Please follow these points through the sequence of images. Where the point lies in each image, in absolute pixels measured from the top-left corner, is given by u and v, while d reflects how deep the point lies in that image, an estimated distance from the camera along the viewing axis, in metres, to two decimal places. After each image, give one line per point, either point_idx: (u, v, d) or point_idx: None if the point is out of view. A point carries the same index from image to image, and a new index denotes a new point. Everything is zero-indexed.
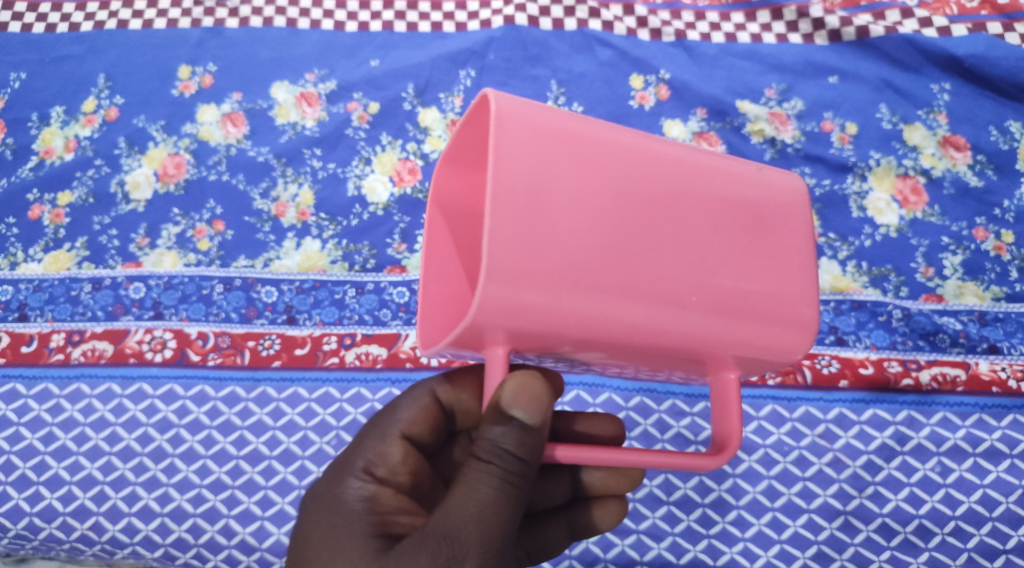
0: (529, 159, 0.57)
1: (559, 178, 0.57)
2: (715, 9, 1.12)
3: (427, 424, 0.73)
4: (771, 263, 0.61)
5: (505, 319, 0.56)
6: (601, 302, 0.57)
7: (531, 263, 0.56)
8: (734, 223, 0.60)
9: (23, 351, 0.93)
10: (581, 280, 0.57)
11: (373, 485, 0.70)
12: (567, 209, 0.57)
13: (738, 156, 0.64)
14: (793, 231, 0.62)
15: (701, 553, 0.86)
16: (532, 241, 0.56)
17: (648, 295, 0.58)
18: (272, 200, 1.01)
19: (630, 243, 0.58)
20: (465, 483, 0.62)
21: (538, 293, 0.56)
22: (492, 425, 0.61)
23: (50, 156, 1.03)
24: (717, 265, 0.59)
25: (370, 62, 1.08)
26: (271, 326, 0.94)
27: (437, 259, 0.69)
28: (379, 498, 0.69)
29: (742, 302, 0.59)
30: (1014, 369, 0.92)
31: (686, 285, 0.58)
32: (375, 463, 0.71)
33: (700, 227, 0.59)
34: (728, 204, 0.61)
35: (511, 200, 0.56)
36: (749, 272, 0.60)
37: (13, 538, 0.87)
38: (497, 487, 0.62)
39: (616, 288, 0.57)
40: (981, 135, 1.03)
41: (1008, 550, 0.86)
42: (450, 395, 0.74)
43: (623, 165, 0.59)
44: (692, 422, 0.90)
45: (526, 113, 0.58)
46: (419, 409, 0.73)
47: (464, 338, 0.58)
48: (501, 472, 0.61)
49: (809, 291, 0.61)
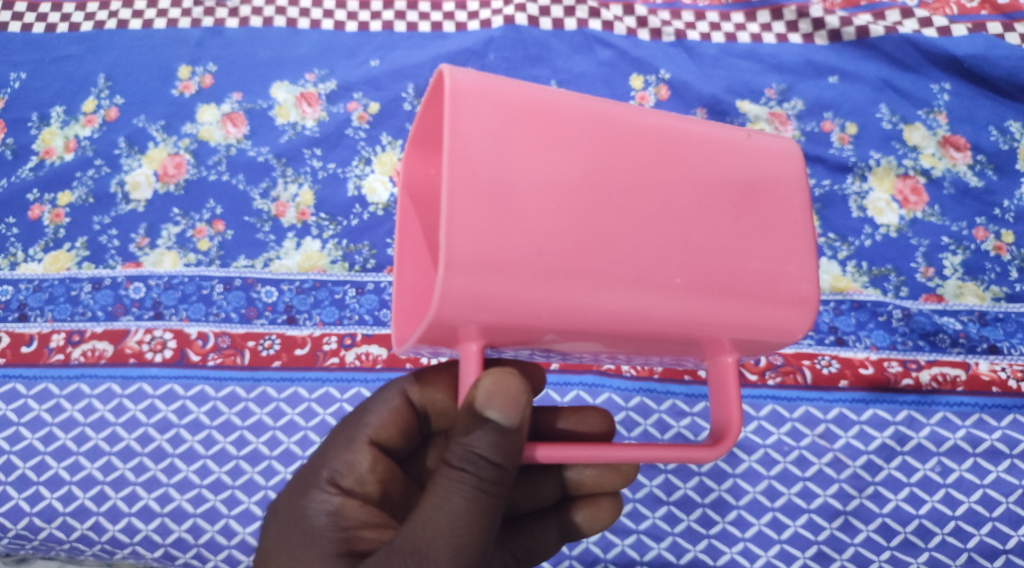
0: (491, 144, 0.57)
1: (523, 162, 0.57)
2: (715, 9, 1.12)
3: (398, 427, 0.73)
4: (760, 240, 0.60)
5: (474, 311, 0.56)
6: (576, 288, 0.57)
7: (495, 252, 0.55)
8: (717, 199, 0.60)
9: (23, 351, 0.93)
10: (552, 266, 0.56)
11: (338, 497, 0.70)
12: (534, 194, 0.57)
13: (721, 126, 0.63)
14: (782, 203, 0.62)
15: (701, 553, 0.86)
16: (497, 229, 0.55)
17: (628, 278, 0.58)
18: (272, 200, 1.01)
19: (603, 226, 0.58)
20: (436, 494, 0.62)
21: (507, 283, 0.56)
22: (465, 430, 0.61)
23: (50, 156, 1.03)
24: (700, 245, 0.59)
25: (370, 62, 1.08)
26: (271, 326, 0.94)
27: (411, 251, 0.69)
28: (344, 510, 0.69)
29: (728, 281, 0.59)
30: (1014, 369, 0.92)
31: (669, 267, 0.58)
32: (341, 473, 0.71)
33: (678, 206, 0.59)
34: (710, 178, 0.61)
35: (473, 188, 0.56)
36: (735, 250, 0.60)
37: (13, 538, 0.86)
38: (469, 496, 0.62)
39: (592, 273, 0.57)
40: (981, 135, 1.03)
41: (1008, 550, 0.86)
42: (421, 396, 0.73)
43: (591, 144, 0.59)
44: (691, 422, 0.90)
45: (485, 95, 0.57)
46: (390, 412, 0.73)
47: (434, 333, 0.58)
48: (474, 479, 0.62)
49: (806, 264, 0.61)
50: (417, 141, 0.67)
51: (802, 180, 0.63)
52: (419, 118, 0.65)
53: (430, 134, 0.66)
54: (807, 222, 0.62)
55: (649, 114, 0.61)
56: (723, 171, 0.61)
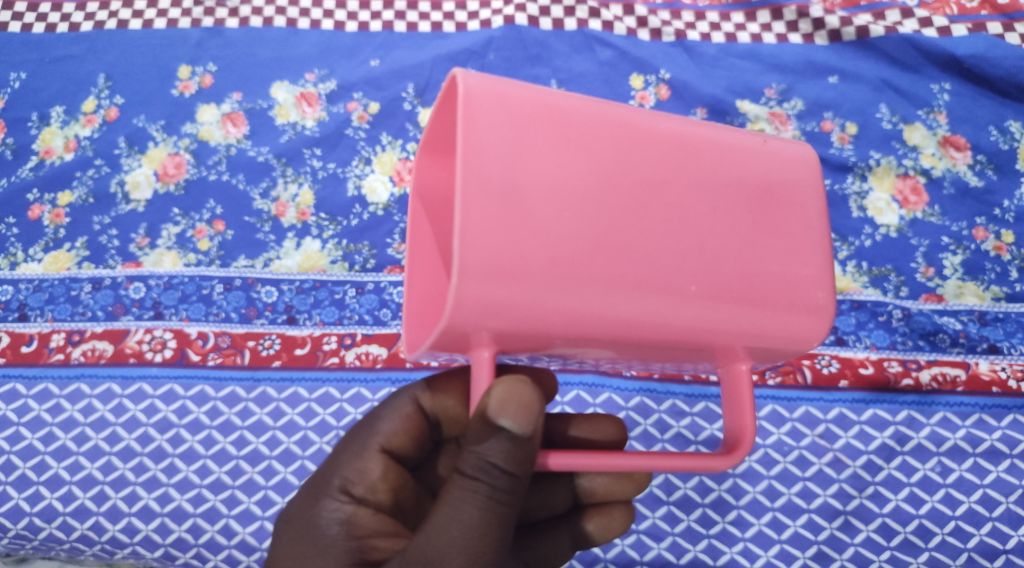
0: (504, 150, 0.57)
1: (536, 167, 0.57)
2: (715, 9, 1.12)
3: (409, 435, 0.73)
4: (774, 246, 0.60)
5: (487, 319, 0.56)
6: (589, 296, 0.57)
7: (509, 259, 0.55)
8: (730, 206, 0.60)
9: (23, 351, 0.93)
10: (565, 273, 0.56)
11: (350, 506, 0.70)
12: (547, 200, 0.57)
13: (734, 131, 0.63)
14: (797, 208, 0.62)
15: (701, 553, 0.86)
16: (510, 235, 0.55)
17: (641, 285, 0.57)
18: (272, 200, 1.01)
19: (617, 232, 0.57)
20: (449, 503, 0.62)
21: (520, 291, 0.56)
22: (479, 438, 0.61)
23: (50, 156, 1.03)
24: (713, 251, 0.59)
25: (370, 61, 1.08)
26: (271, 326, 0.94)
27: (423, 256, 0.69)
28: (356, 519, 0.69)
29: (742, 288, 0.59)
30: (1014, 369, 0.92)
31: (683, 273, 0.58)
32: (353, 481, 0.71)
33: (692, 212, 0.59)
34: (723, 185, 0.61)
35: (487, 194, 0.55)
36: (750, 257, 0.60)
37: (13, 538, 0.86)
38: (482, 505, 0.62)
39: (605, 279, 0.57)
40: (981, 135, 1.03)
41: (1008, 550, 0.86)
42: (433, 403, 0.74)
43: (605, 150, 0.59)
44: (692, 422, 0.90)
45: (498, 101, 0.57)
46: (401, 419, 0.73)
47: (446, 340, 0.58)
48: (487, 489, 0.62)
49: (820, 271, 0.61)
50: (428, 146, 0.67)
51: (816, 185, 0.63)
52: (430, 123, 0.65)
53: (441, 139, 0.66)
54: (820, 227, 0.62)
55: (662, 119, 0.61)
56: (737, 176, 0.61)
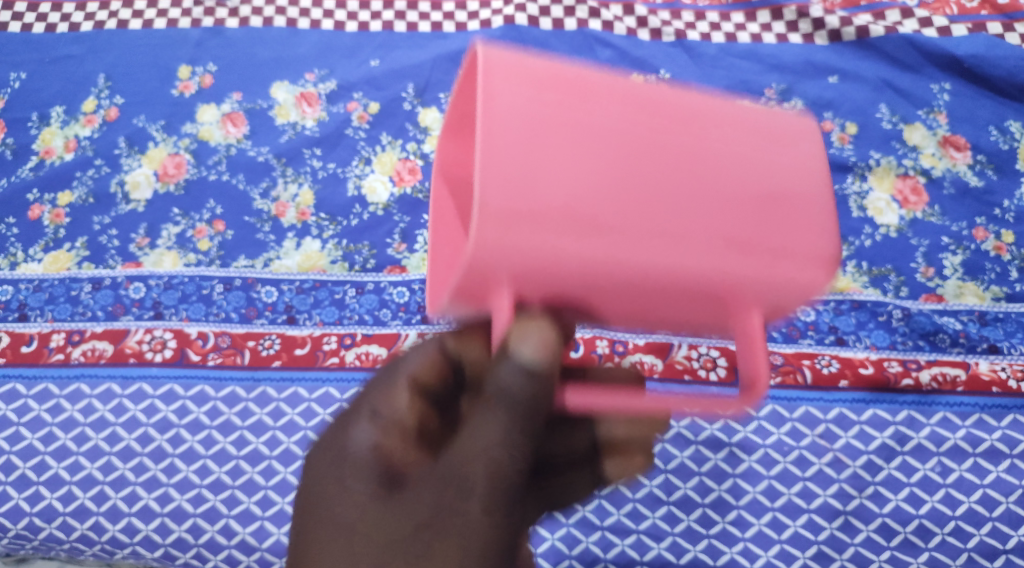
0: (514, 95, 0.53)
1: (542, 113, 0.53)
2: (715, 9, 1.13)
3: (438, 371, 0.61)
4: (790, 207, 0.54)
5: (505, 262, 0.51)
6: (601, 241, 0.51)
7: (523, 202, 0.51)
8: (746, 153, 0.55)
9: (23, 351, 0.93)
10: (574, 217, 0.51)
11: (374, 425, 0.57)
12: (552, 143, 0.52)
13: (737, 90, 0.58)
14: (798, 159, 0.55)
15: (701, 553, 0.86)
16: (520, 178, 0.51)
17: (650, 229, 0.52)
18: (272, 200, 1.01)
19: (628, 175, 0.52)
20: (475, 417, 0.53)
21: (532, 232, 0.51)
22: (500, 361, 0.53)
23: (50, 156, 1.03)
24: (727, 201, 0.53)
25: (370, 62, 1.09)
26: (271, 326, 0.95)
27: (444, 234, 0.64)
28: (387, 440, 0.56)
29: (756, 235, 0.53)
30: (1014, 369, 0.92)
31: (695, 222, 0.52)
32: (377, 404, 0.59)
33: (707, 157, 0.54)
34: (739, 132, 0.55)
35: (497, 137, 0.51)
36: (762, 214, 0.53)
37: (13, 538, 0.86)
38: (508, 420, 0.52)
39: (611, 226, 0.52)
40: (981, 136, 1.03)
41: (1008, 550, 0.85)
42: (458, 344, 0.61)
43: (610, 91, 0.55)
44: (692, 422, 0.91)
45: (519, 62, 0.54)
46: (426, 358, 0.61)
47: (460, 285, 0.53)
48: (511, 399, 0.52)
49: (823, 224, 0.54)
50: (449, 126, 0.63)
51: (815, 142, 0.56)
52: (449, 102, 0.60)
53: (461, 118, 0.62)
54: (824, 183, 0.55)
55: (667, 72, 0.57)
56: (774, 157, 0.55)
